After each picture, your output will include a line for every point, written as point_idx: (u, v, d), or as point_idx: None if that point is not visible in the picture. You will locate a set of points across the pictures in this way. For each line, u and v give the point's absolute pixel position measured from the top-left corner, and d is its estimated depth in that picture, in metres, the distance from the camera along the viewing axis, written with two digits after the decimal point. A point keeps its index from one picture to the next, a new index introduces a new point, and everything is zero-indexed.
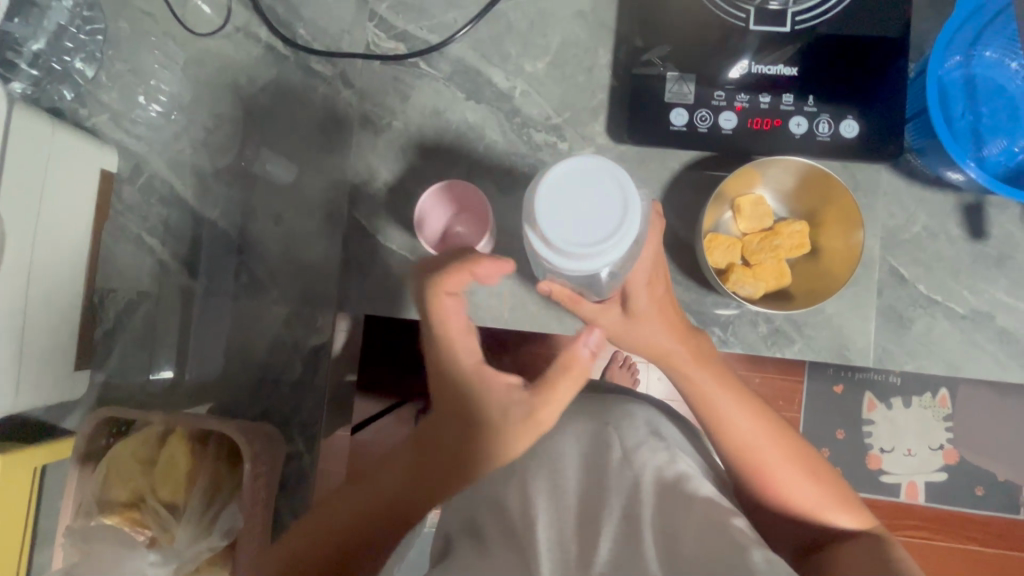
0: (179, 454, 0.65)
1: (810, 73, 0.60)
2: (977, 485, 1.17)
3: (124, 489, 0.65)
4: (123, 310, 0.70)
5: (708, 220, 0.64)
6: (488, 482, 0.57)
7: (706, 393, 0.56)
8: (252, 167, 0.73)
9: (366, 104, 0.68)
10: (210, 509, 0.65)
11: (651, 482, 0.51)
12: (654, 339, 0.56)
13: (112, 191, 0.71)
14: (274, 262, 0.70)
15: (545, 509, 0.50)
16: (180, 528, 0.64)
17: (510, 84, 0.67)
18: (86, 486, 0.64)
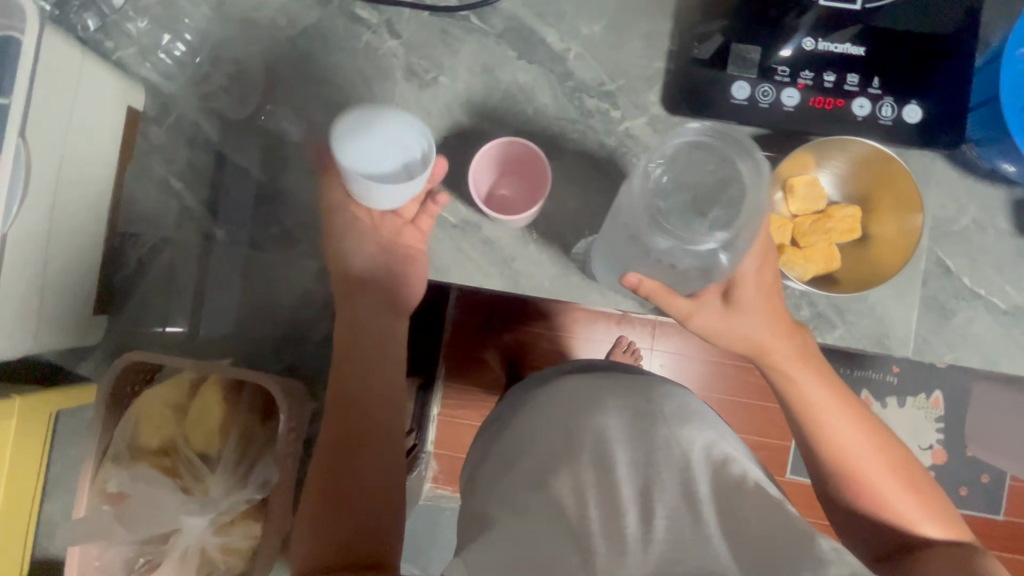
0: (211, 402, 0.63)
1: (877, 54, 0.59)
2: (963, 486, 1.18)
3: (156, 435, 0.64)
4: (145, 256, 0.69)
5: None
6: (533, 450, 0.55)
7: (804, 395, 0.58)
8: (269, 122, 0.67)
9: (412, 57, 0.65)
10: (244, 459, 0.64)
11: (701, 464, 0.49)
12: (759, 334, 0.57)
13: (138, 131, 0.68)
14: (303, 215, 0.67)
15: (598, 481, 0.49)
16: (214, 478, 0.63)
17: (564, 45, 0.64)
18: (118, 432, 0.63)
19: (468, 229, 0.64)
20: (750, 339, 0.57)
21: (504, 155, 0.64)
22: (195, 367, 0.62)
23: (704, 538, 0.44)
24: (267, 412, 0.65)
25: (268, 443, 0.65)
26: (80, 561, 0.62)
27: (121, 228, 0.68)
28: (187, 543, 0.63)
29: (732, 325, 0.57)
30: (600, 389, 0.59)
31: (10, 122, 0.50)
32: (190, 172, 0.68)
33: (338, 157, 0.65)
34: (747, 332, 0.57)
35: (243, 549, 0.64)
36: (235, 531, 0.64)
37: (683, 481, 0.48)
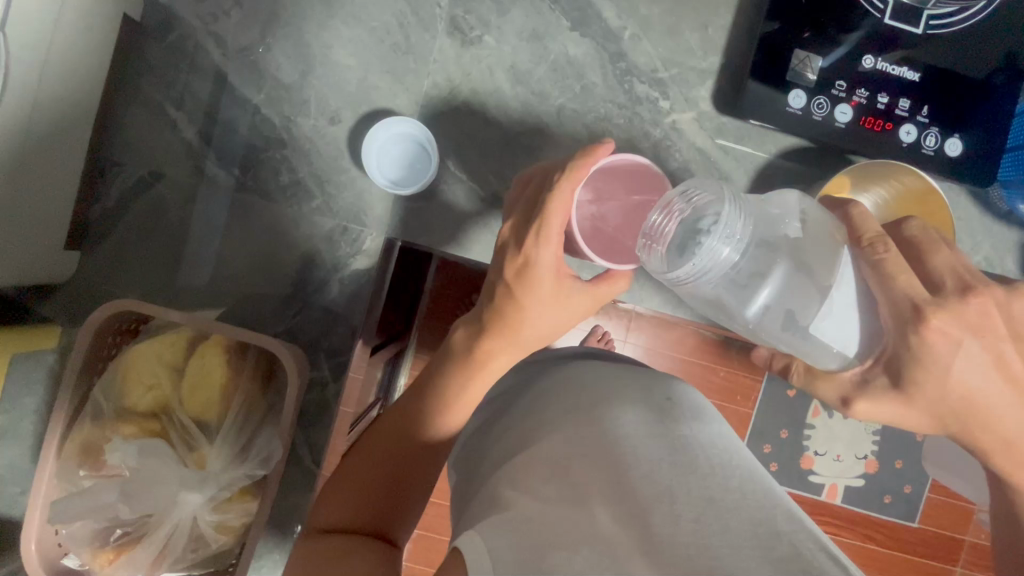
0: (213, 366, 0.58)
1: (932, 83, 0.59)
2: (887, 493, 1.27)
3: (147, 396, 0.59)
4: (130, 189, 0.61)
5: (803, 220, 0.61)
6: (552, 436, 0.52)
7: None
8: (274, 56, 0.59)
9: (457, 9, 0.59)
10: (243, 431, 0.59)
11: (727, 469, 0.46)
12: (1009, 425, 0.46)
13: (133, 45, 0.59)
14: (319, 165, 0.59)
15: (619, 469, 0.45)
16: (212, 449, 0.58)
17: (621, 23, 0.61)
18: (107, 389, 0.59)
19: (497, 204, 0.60)
20: (938, 416, 0.46)
21: (607, 179, 0.53)
22: (196, 323, 0.57)
23: (717, 531, 0.40)
24: (270, 375, 0.61)
25: (272, 409, 0.61)
26: (41, 530, 0.57)
27: (103, 153, 0.61)
28: (173, 521, 0.58)
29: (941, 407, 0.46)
30: (623, 389, 0.56)
31: None
32: (188, 99, 0.60)
33: (362, 108, 0.59)
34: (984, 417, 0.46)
35: (236, 527, 0.60)
36: (232, 508, 0.59)
37: (704, 479, 0.44)
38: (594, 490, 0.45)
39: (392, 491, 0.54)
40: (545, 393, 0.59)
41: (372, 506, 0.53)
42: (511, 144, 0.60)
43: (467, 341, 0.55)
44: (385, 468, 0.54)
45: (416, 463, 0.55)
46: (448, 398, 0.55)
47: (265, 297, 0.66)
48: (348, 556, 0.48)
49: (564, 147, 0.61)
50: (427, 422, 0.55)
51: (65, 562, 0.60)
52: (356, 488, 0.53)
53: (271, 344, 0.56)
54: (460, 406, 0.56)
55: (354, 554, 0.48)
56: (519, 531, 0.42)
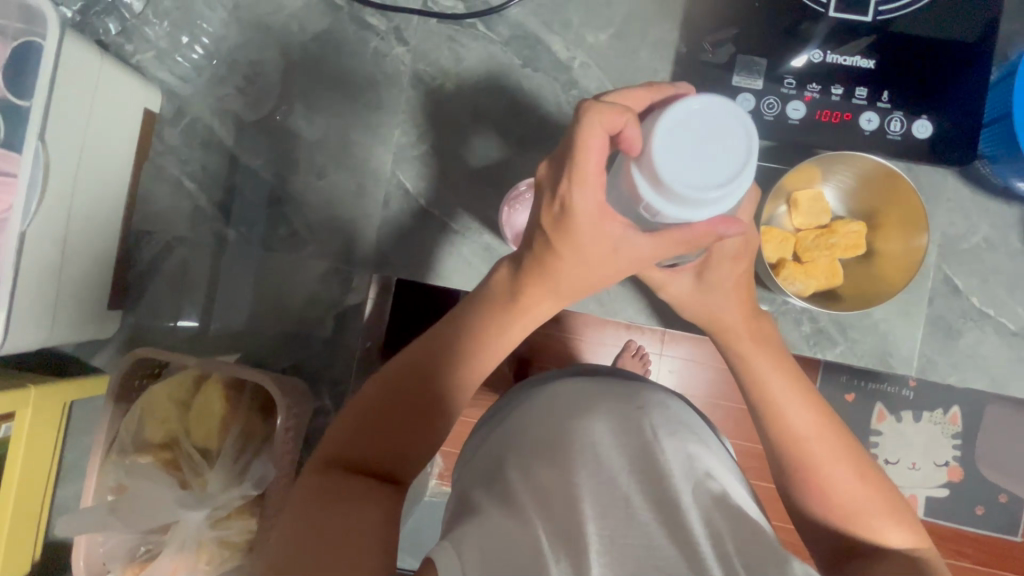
0: (214, 400, 0.66)
1: (887, 68, 0.58)
2: (978, 503, 1.09)
3: (161, 429, 0.66)
4: (159, 254, 0.71)
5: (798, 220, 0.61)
6: (518, 431, 0.54)
7: (764, 378, 0.53)
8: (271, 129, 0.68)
9: (418, 63, 0.65)
10: (241, 456, 0.66)
11: (683, 475, 0.49)
12: (720, 312, 0.53)
13: (154, 133, 0.70)
14: (312, 218, 0.67)
15: (573, 471, 0.48)
16: (213, 473, 0.65)
17: (570, 54, 0.64)
18: (124, 424, 0.66)
19: (469, 234, 0.65)
20: (712, 329, 0.55)
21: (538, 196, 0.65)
22: (197, 364, 0.65)
23: (646, 535, 0.44)
24: (267, 408, 0.68)
25: (266, 439, 0.67)
26: (85, 548, 0.65)
27: (134, 226, 0.71)
28: (183, 533, 0.65)
29: (698, 300, 0.53)
30: (589, 388, 0.58)
31: (29, 123, 0.54)
32: (202, 173, 0.70)
33: (344, 162, 0.67)
34: (710, 310, 0.53)
35: (237, 543, 0.66)
36: (231, 525, 0.65)
37: (660, 481, 0.48)
38: (568, 499, 0.46)
39: (400, 427, 0.52)
40: (519, 402, 0.60)
41: (384, 450, 0.52)
42: (478, 177, 0.65)
43: (510, 284, 0.51)
44: (399, 412, 0.53)
45: (413, 435, 0.53)
46: (453, 353, 0.53)
47: (273, 336, 0.73)
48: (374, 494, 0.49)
49: (527, 174, 0.65)
50: (442, 382, 0.53)
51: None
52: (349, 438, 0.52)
53: (254, 373, 0.63)
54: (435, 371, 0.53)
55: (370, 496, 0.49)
56: (487, 525, 0.44)
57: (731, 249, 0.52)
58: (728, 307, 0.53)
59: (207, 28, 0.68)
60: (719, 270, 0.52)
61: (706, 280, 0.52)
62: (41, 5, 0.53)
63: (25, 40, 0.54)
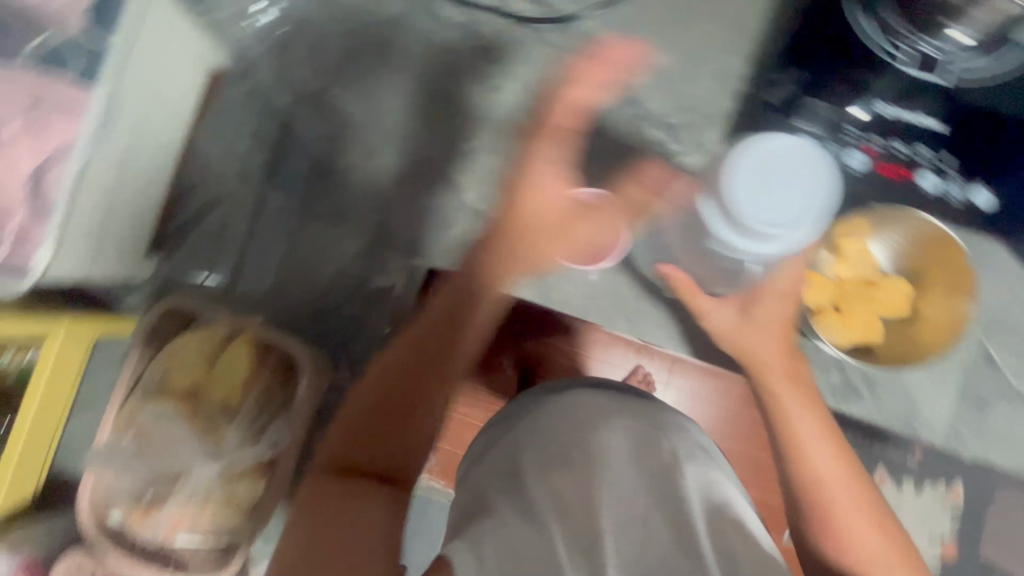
0: (240, 356, 0.60)
1: (958, 129, 0.56)
2: None
3: (179, 381, 0.59)
4: (204, 208, 0.72)
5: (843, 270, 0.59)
6: (536, 431, 0.51)
7: (793, 419, 0.50)
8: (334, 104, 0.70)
9: (485, 61, 0.67)
10: (260, 418, 0.60)
11: (701, 505, 0.45)
12: (760, 346, 0.53)
13: (218, 90, 0.71)
14: (360, 195, 0.68)
15: (596, 482, 0.44)
16: (230, 429, 0.59)
17: (636, 72, 0.65)
18: (142, 367, 0.59)
19: None
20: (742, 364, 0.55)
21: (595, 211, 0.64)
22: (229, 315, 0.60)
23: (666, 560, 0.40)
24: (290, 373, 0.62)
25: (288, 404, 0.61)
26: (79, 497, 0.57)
27: (184, 178, 0.71)
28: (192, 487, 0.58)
29: (745, 334, 0.54)
30: (612, 400, 0.54)
31: None
32: (258, 136, 0.71)
33: (398, 145, 0.68)
34: (750, 345, 0.54)
35: (243, 506, 0.58)
36: (242, 486, 0.58)
37: (678, 508, 0.43)
38: (586, 512, 0.43)
39: (405, 396, 0.46)
40: (522, 406, 0.55)
41: (388, 446, 0.44)
42: None
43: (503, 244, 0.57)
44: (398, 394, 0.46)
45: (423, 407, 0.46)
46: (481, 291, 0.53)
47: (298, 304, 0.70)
48: (364, 495, 0.41)
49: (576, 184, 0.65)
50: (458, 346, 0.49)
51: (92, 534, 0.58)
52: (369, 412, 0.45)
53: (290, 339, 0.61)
54: (471, 302, 0.51)
55: (367, 492, 0.41)
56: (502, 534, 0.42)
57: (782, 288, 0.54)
58: (773, 353, 0.53)
59: None
60: (765, 306, 0.54)
61: (750, 312, 0.54)
62: None
63: None
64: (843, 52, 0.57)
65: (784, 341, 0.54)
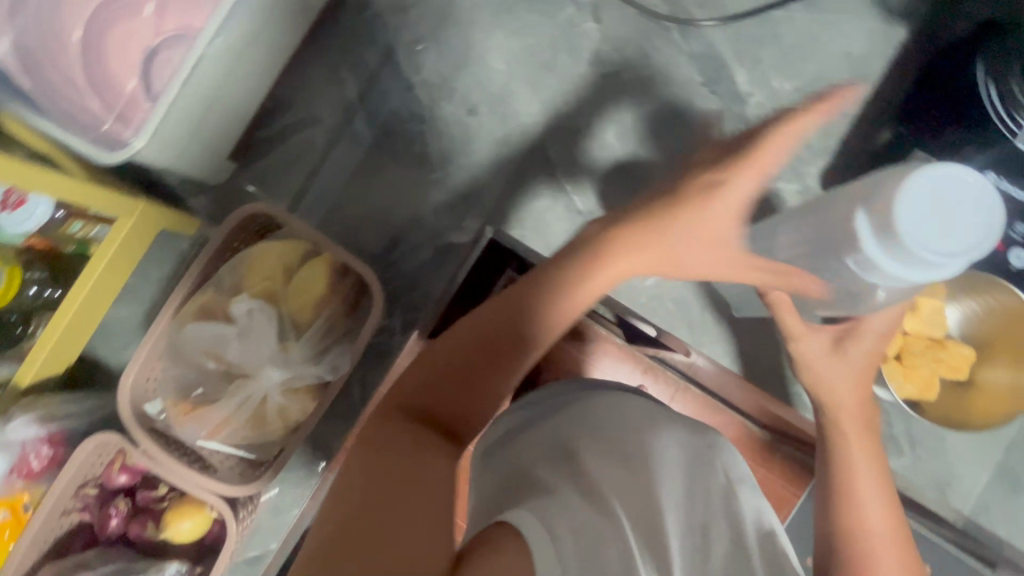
0: (316, 276, 0.58)
1: None
2: None
3: (256, 284, 0.58)
4: (292, 126, 0.71)
5: (914, 325, 0.59)
6: (579, 422, 0.45)
7: (853, 463, 0.45)
8: (448, 55, 0.69)
9: (604, 46, 0.67)
10: (322, 342, 0.59)
11: (755, 527, 0.39)
12: (840, 389, 0.46)
13: (332, 14, 0.70)
14: (449, 148, 0.68)
15: (654, 482, 0.39)
16: (293, 347, 0.58)
17: (750, 89, 0.65)
18: (222, 266, 0.58)
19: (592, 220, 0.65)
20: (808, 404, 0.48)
21: None
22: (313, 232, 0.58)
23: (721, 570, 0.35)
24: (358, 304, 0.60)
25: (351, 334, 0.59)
26: (132, 381, 0.56)
27: (277, 92, 0.71)
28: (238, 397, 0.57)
29: (827, 367, 0.46)
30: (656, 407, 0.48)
31: None
32: (359, 66, 0.70)
33: (499, 108, 0.67)
34: (827, 379, 0.46)
35: (290, 424, 0.58)
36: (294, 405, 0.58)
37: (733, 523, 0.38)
38: (643, 498, 0.37)
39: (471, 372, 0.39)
40: (570, 401, 0.48)
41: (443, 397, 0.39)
42: (622, 171, 0.65)
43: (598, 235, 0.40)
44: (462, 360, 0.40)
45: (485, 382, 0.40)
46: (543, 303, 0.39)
47: (365, 242, 0.69)
48: (420, 452, 0.35)
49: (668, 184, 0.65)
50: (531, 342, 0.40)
51: (146, 408, 0.57)
52: (423, 386, 0.39)
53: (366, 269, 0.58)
54: (556, 290, 0.39)
55: (428, 449, 0.36)
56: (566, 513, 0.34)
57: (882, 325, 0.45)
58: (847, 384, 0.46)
59: None
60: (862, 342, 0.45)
61: (846, 347, 0.45)
62: None
63: None
64: (954, 106, 0.54)
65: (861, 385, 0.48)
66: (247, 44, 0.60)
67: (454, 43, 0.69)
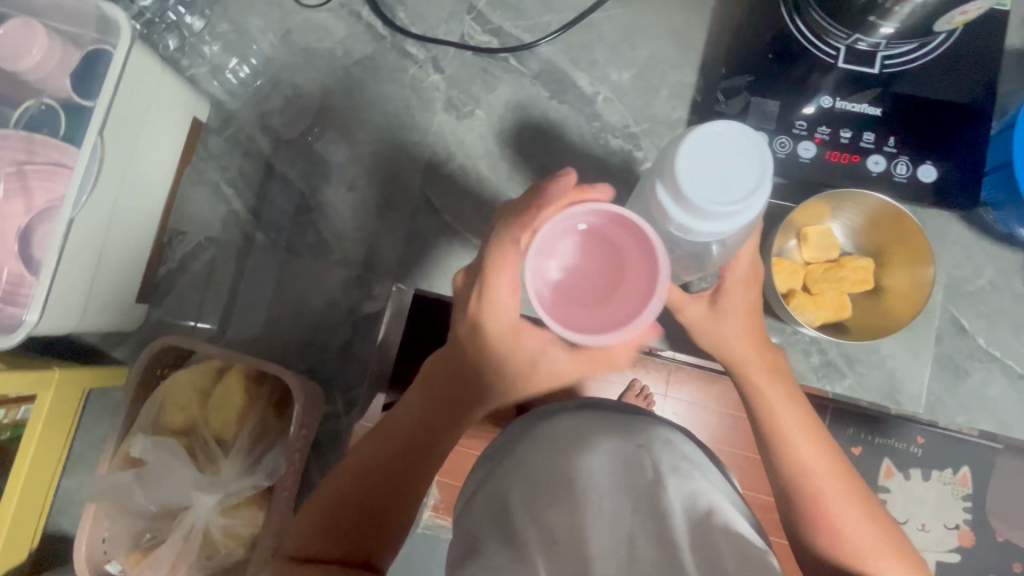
0: (233, 391, 0.65)
1: (894, 115, 0.61)
2: None
3: (179, 416, 0.66)
4: (190, 252, 0.74)
5: (807, 252, 0.62)
6: (525, 465, 0.49)
7: (774, 413, 0.50)
8: (316, 143, 0.73)
9: (453, 90, 0.70)
10: (254, 450, 0.65)
11: (682, 508, 0.43)
12: (732, 343, 0.51)
13: (199, 140, 0.74)
14: (341, 228, 0.71)
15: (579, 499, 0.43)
16: (227, 462, 0.64)
17: (595, 89, 0.69)
18: (144, 407, 0.65)
19: None
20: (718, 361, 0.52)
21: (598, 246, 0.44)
22: (220, 353, 0.65)
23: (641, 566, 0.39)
24: (283, 406, 0.67)
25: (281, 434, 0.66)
26: (89, 536, 0.63)
27: (169, 226, 0.74)
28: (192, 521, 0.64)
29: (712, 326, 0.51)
30: (593, 421, 0.53)
31: (92, 119, 0.56)
32: (239, 179, 0.74)
33: (376, 177, 0.71)
34: (715, 339, 0.51)
35: (244, 536, 0.64)
36: (241, 515, 0.64)
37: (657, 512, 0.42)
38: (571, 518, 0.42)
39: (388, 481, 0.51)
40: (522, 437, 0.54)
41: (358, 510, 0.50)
42: (503, 198, 0.68)
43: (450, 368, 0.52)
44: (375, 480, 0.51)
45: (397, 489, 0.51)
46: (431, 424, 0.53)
47: (289, 340, 0.72)
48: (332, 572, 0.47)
49: None
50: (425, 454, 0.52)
51: (107, 568, 0.64)
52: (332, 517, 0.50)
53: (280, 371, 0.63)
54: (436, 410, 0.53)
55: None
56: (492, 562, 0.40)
57: (741, 274, 0.50)
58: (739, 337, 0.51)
59: (256, 49, 0.75)
60: (732, 294, 0.50)
61: (719, 306, 0.51)
62: (116, 15, 0.57)
63: (99, 47, 0.59)
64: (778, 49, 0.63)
65: (754, 333, 0.52)
66: (119, 195, 0.63)
67: (319, 131, 0.73)
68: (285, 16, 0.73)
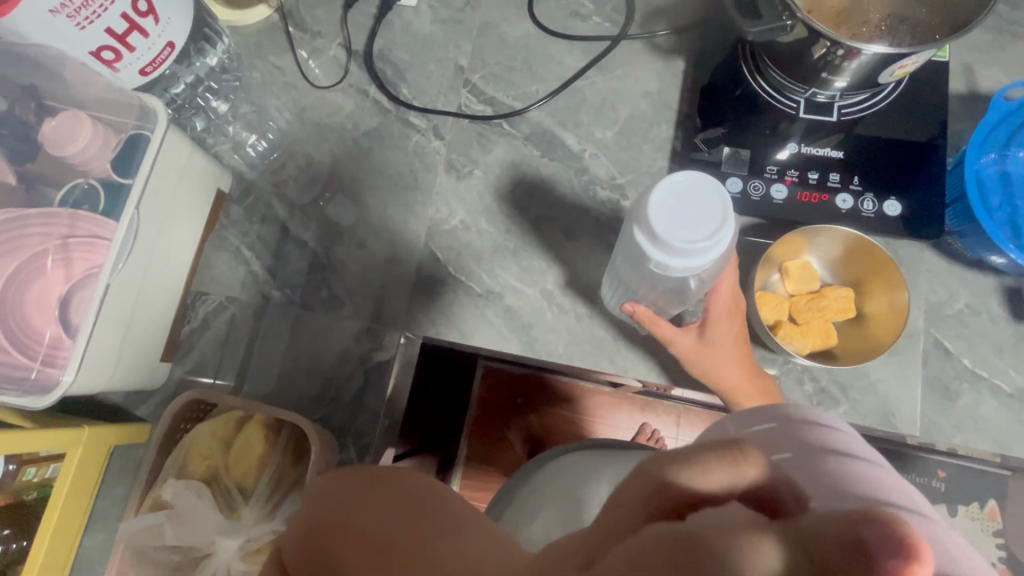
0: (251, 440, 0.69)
1: (855, 158, 0.67)
2: None
3: (201, 465, 0.69)
4: (211, 311, 0.78)
5: (789, 284, 0.66)
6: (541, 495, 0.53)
7: None
8: (328, 206, 0.79)
9: (453, 154, 0.77)
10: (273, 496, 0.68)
11: None
12: (722, 373, 0.59)
13: (222, 209, 0.80)
14: (351, 283, 0.76)
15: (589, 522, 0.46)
16: (247, 509, 0.68)
17: (581, 146, 0.76)
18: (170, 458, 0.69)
19: (492, 298, 0.72)
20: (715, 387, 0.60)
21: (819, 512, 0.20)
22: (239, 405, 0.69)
23: None
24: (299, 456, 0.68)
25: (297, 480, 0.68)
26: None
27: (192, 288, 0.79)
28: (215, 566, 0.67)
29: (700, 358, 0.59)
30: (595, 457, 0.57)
31: (130, 196, 0.64)
32: (257, 243, 0.79)
33: (384, 234, 0.76)
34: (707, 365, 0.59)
35: None
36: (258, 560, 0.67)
37: None
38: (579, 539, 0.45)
39: None
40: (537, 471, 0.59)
41: None
42: (503, 248, 0.73)
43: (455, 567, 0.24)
44: None
45: None
46: None
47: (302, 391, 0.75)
48: None
49: (545, 244, 0.73)
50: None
51: None
52: None
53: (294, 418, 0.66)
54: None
55: None
56: None
57: (724, 308, 0.59)
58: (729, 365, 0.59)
59: (274, 126, 0.83)
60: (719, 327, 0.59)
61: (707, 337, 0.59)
62: (154, 106, 0.65)
63: (137, 132, 0.66)
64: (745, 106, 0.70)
65: (744, 362, 0.60)
66: (150, 262, 0.69)
67: (330, 195, 0.79)
68: (300, 96, 0.82)
